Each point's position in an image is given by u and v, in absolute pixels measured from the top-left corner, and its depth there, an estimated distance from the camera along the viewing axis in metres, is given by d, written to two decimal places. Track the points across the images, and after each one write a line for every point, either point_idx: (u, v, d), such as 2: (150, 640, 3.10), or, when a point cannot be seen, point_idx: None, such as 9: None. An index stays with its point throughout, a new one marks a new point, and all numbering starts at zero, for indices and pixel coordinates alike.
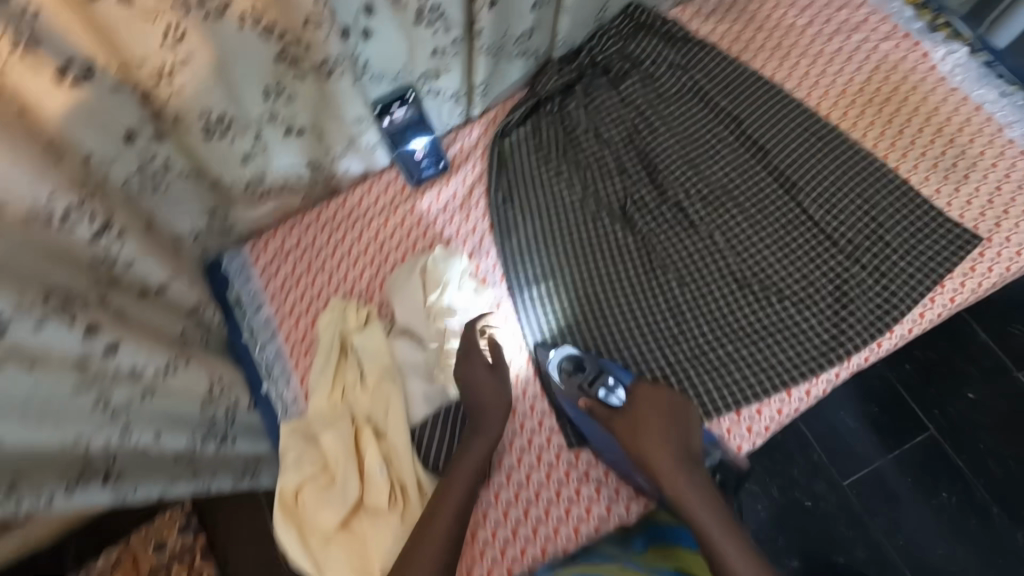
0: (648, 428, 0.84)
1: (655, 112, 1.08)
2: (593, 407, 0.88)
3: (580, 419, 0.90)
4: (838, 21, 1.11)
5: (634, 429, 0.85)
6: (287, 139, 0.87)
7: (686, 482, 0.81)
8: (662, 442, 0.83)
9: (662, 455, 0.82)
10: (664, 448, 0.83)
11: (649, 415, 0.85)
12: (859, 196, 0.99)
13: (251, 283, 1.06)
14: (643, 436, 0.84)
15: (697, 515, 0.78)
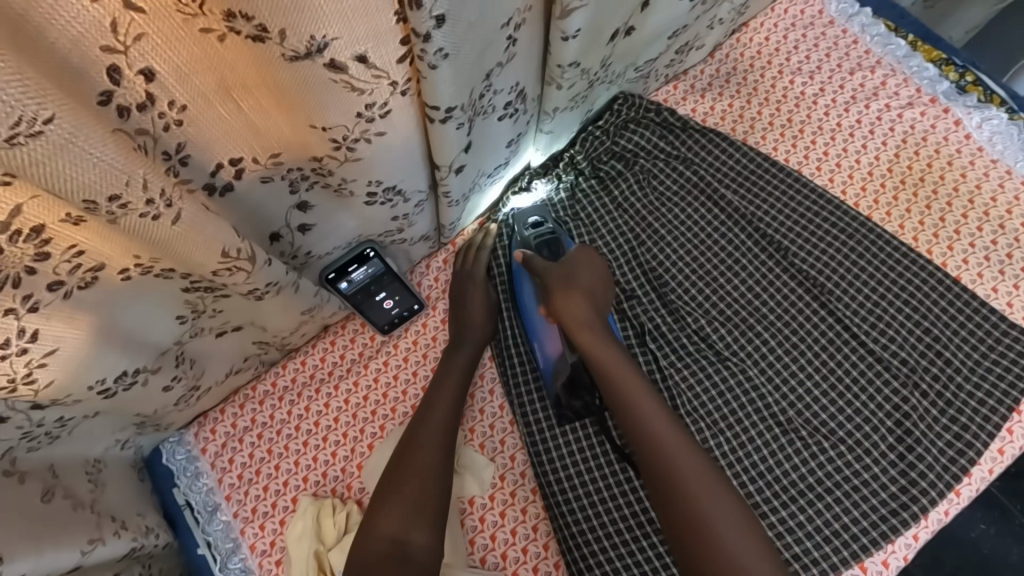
0: (568, 280, 0.82)
1: (657, 218, 0.92)
2: (529, 261, 0.85)
3: (523, 280, 0.89)
4: (852, 87, 0.97)
5: (557, 277, 0.82)
6: (219, 339, 0.68)
7: (598, 336, 0.78)
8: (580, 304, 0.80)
9: (583, 309, 0.79)
10: (583, 308, 0.79)
11: (568, 273, 0.82)
12: (908, 305, 0.85)
13: (199, 480, 0.87)
14: (568, 292, 0.80)
15: (611, 379, 0.75)
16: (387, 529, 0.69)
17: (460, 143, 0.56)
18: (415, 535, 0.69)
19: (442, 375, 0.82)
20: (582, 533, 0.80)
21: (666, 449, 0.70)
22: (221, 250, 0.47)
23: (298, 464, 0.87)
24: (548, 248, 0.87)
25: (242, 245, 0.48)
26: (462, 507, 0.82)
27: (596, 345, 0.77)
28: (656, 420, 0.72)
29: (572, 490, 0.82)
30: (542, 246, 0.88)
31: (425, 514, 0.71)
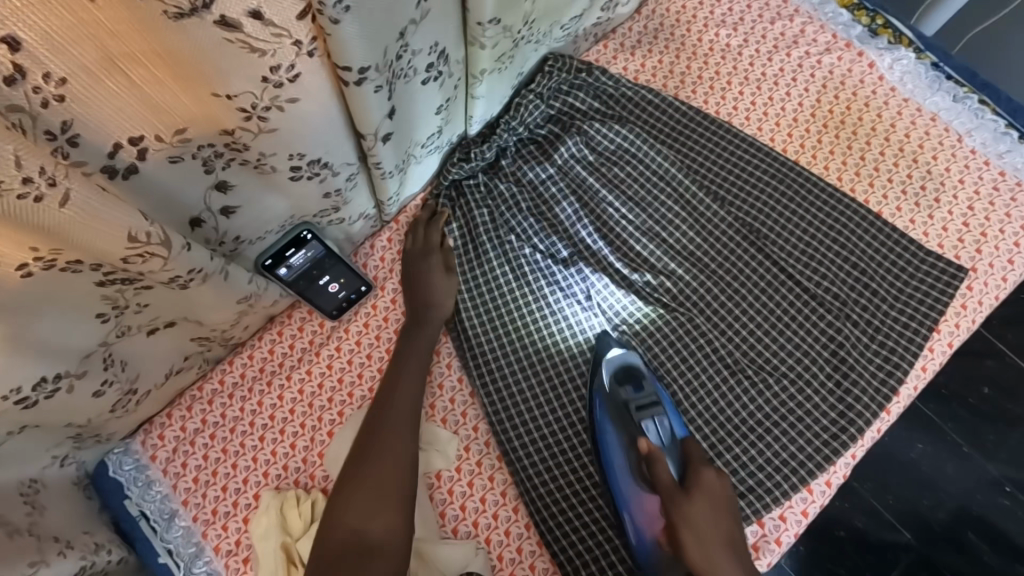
0: (709, 525, 0.73)
1: (600, 178, 0.93)
2: (654, 453, 0.77)
3: (606, 428, 0.82)
4: (773, 36, 0.99)
5: (690, 519, 0.73)
6: (151, 339, 0.65)
7: (715, 539, 0.72)
8: (708, 526, 0.73)
9: (704, 510, 0.74)
10: (709, 522, 0.73)
11: (698, 479, 0.76)
12: (837, 244, 0.89)
13: (153, 489, 0.84)
14: (696, 509, 0.73)
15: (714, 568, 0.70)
16: (349, 518, 0.69)
17: (382, 108, 0.54)
18: (378, 521, 0.69)
19: (405, 360, 0.82)
20: (550, 493, 0.82)
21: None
22: (129, 234, 0.45)
23: (256, 460, 0.84)
24: (637, 407, 0.82)
25: (152, 228, 0.46)
26: (430, 481, 0.82)
27: None
28: None
29: (538, 453, 0.83)
30: (647, 420, 0.82)
31: (387, 502, 0.70)
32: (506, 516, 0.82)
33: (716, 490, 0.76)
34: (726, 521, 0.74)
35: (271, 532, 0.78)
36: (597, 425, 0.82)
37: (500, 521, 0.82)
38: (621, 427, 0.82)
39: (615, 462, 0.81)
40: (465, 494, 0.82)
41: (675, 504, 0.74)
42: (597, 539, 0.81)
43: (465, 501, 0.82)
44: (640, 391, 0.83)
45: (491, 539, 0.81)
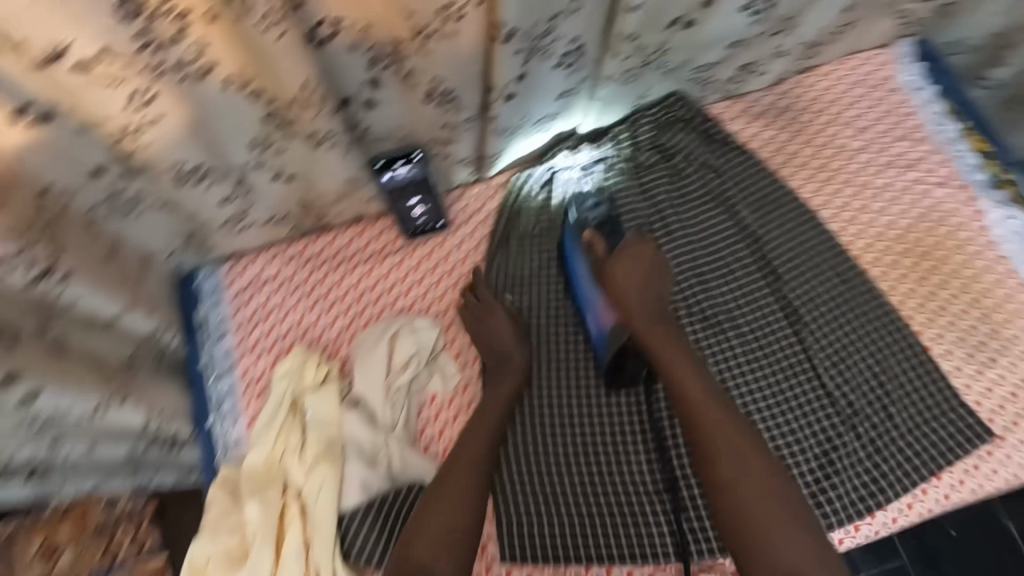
0: (637, 278, 0.86)
1: (675, 213, 1.00)
2: (594, 243, 0.94)
3: (575, 255, 0.96)
4: (894, 153, 1.02)
5: (621, 267, 0.87)
6: (273, 185, 0.81)
7: (654, 325, 0.83)
8: (643, 292, 0.85)
9: (637, 292, 0.85)
10: (655, 301, 0.85)
11: (634, 263, 0.87)
12: (873, 357, 0.91)
13: (219, 308, 1.00)
14: (627, 293, 0.85)
15: (686, 392, 0.77)
16: (433, 523, 0.74)
17: (515, 70, 0.68)
18: (460, 531, 0.74)
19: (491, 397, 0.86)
20: (515, 457, 0.88)
21: (721, 435, 0.74)
22: (302, 83, 0.62)
23: (302, 320, 0.99)
24: (610, 229, 0.98)
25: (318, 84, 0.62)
26: (424, 399, 0.93)
27: (704, 413, 0.76)
28: (714, 423, 0.75)
29: (524, 420, 0.90)
30: (602, 227, 0.98)
31: (467, 514, 0.75)
32: None
33: (641, 253, 0.88)
34: (654, 286, 0.86)
35: (288, 384, 0.90)
36: (567, 255, 0.98)
37: None
38: (582, 248, 0.95)
39: (579, 274, 0.95)
40: (448, 421, 0.91)
41: (619, 289, 0.85)
42: (542, 515, 0.86)
43: (443, 428, 0.91)
44: (597, 210, 1.00)
45: None
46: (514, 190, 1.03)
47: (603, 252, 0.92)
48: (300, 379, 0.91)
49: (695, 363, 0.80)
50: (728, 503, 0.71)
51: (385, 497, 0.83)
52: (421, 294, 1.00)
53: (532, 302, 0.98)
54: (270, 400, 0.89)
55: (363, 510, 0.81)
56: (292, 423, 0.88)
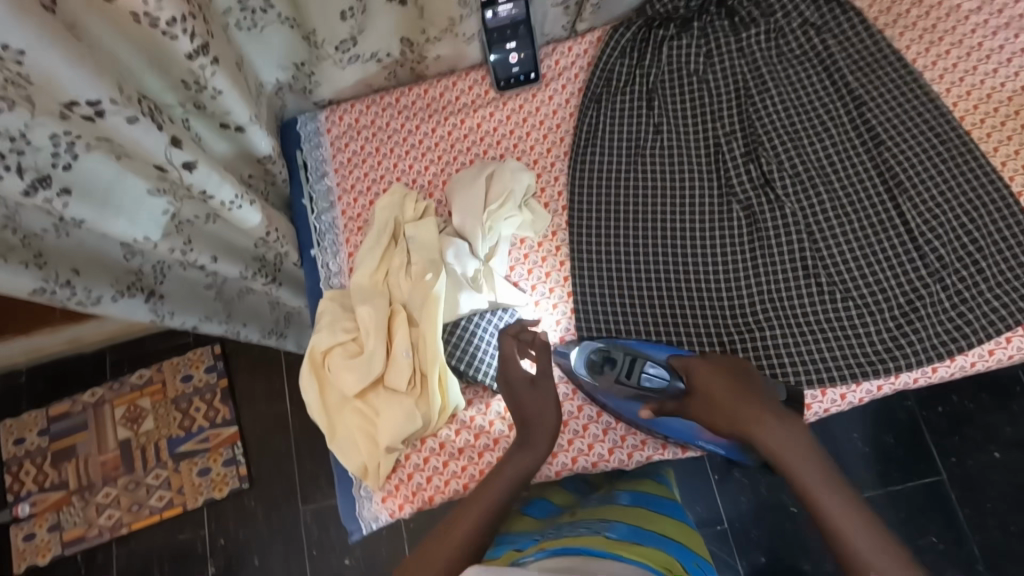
0: (730, 402, 0.83)
1: (772, 71, 0.99)
2: (661, 403, 0.87)
3: (615, 407, 0.88)
4: (1011, 14, 0.97)
5: (709, 401, 0.84)
6: (387, 9, 0.87)
7: (757, 429, 0.82)
8: (723, 399, 0.83)
9: (732, 428, 0.84)
10: (754, 409, 0.82)
11: (716, 391, 0.83)
12: (967, 214, 0.91)
13: (319, 150, 1.05)
14: (727, 409, 0.83)
15: (805, 479, 0.79)
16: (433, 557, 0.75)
17: None
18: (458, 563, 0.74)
19: (536, 425, 0.84)
20: (599, 289, 0.94)
21: (846, 533, 0.74)
22: None
23: (397, 165, 1.03)
24: (625, 369, 0.88)
25: None
26: (514, 240, 0.97)
27: (804, 473, 0.79)
28: (818, 485, 0.78)
29: (606, 256, 0.96)
30: (636, 381, 0.88)
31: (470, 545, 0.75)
32: (560, 295, 0.95)
33: (714, 372, 0.84)
34: (745, 390, 0.83)
35: (389, 213, 0.95)
36: (626, 413, 0.88)
37: (551, 293, 0.95)
38: (619, 408, 0.88)
39: (662, 420, 0.89)
40: (537, 262, 0.96)
41: (716, 402, 0.83)
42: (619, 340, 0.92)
43: (533, 267, 0.96)
44: (614, 362, 0.88)
45: (540, 304, 0.95)
46: (605, 41, 1.03)
47: (671, 403, 0.87)
48: (401, 213, 0.96)
49: (803, 449, 0.80)
50: (847, 558, 0.73)
51: (482, 313, 0.91)
52: (509, 141, 1.03)
53: (619, 152, 1.00)
54: (373, 227, 0.94)
55: (460, 326, 0.90)
56: (394, 251, 0.93)
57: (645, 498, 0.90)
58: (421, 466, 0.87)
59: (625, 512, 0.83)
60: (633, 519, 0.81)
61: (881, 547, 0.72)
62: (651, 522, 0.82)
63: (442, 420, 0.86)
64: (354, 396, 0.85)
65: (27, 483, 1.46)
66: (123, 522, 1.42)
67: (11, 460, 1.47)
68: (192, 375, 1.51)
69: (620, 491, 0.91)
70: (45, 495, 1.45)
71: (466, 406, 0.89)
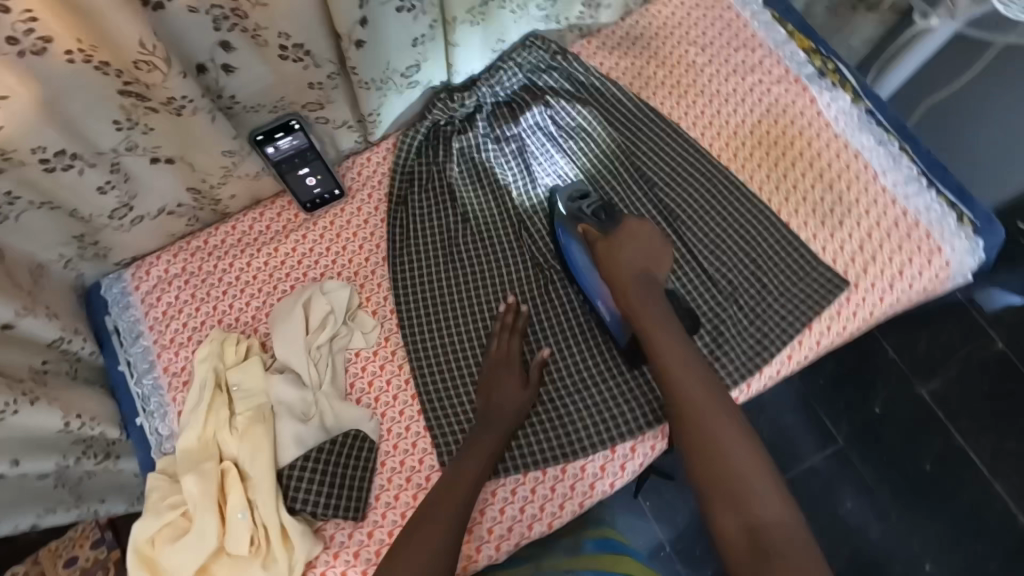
0: (634, 254, 0.97)
1: (554, 145, 1.09)
2: (588, 232, 0.99)
3: (569, 241, 0.99)
4: (735, 61, 1.14)
5: (624, 242, 0.97)
6: (155, 168, 0.84)
7: (653, 311, 0.91)
8: (633, 262, 0.96)
9: (634, 277, 0.94)
10: (645, 276, 0.95)
11: (631, 243, 0.97)
12: (742, 238, 1.02)
13: (130, 311, 1.00)
14: (622, 272, 0.94)
15: (687, 389, 0.84)
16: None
17: (353, 13, 0.79)
18: None
19: (513, 409, 0.90)
20: (442, 385, 0.96)
21: (719, 439, 0.81)
22: (139, 42, 0.63)
23: (216, 308, 1.00)
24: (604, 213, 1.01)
25: (157, 43, 0.64)
26: (348, 356, 0.97)
27: (675, 363, 0.86)
28: (690, 380, 0.85)
29: (442, 349, 0.98)
30: (595, 210, 1.01)
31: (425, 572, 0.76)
32: (404, 400, 0.95)
33: (640, 231, 0.98)
34: (653, 278, 0.95)
35: (210, 369, 0.90)
36: (563, 249, 1.00)
37: (395, 401, 0.94)
38: (573, 231, 1.00)
39: (580, 263, 0.99)
40: (376, 372, 0.96)
41: (612, 257, 0.96)
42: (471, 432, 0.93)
43: (373, 379, 0.95)
44: (585, 199, 1.03)
45: (386, 415, 0.94)
46: (398, 147, 1.08)
47: (599, 237, 0.98)
48: (225, 363, 0.92)
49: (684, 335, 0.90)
50: (717, 466, 0.80)
51: (325, 446, 0.88)
52: (329, 256, 1.03)
53: (434, 247, 1.04)
54: (193, 388, 0.89)
55: (301, 463, 0.86)
56: (219, 407, 0.88)
57: (610, 544, 0.93)
58: None
59: (593, 561, 0.88)
60: (604, 570, 0.85)
61: (748, 451, 0.81)
62: (617, 567, 0.86)
63: (298, 573, 0.81)
64: (194, 574, 0.78)
65: None
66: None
67: None
68: (76, 557, 1.27)
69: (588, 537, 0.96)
70: None
71: (328, 545, 0.85)
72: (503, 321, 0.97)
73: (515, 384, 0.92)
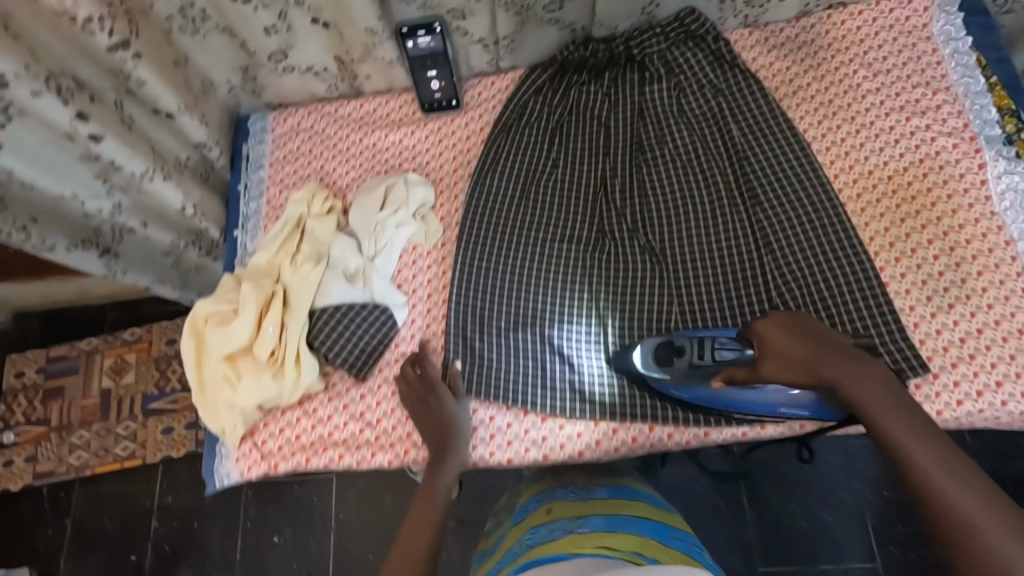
0: (800, 351, 0.80)
1: (667, 125, 1.06)
2: (728, 379, 0.85)
3: (689, 395, 0.88)
4: (907, 98, 1.00)
5: (778, 347, 0.82)
6: (312, 30, 1.02)
7: (827, 368, 0.78)
8: (796, 355, 0.80)
9: (820, 369, 0.78)
10: (806, 356, 0.80)
11: (788, 345, 0.81)
12: (826, 282, 0.93)
13: (261, 145, 1.18)
14: (798, 362, 0.80)
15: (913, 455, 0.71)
16: None
17: None
18: None
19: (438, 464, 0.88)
20: (472, 302, 1.00)
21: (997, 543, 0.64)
22: None
23: (323, 167, 1.14)
24: (682, 353, 0.89)
25: None
26: (406, 246, 1.06)
27: (914, 456, 0.71)
28: (927, 468, 0.70)
29: (484, 272, 1.02)
30: (697, 367, 0.87)
31: None
32: (436, 300, 1.03)
33: (783, 321, 0.83)
34: (821, 345, 0.81)
35: (297, 212, 1.06)
36: (692, 400, 0.89)
37: (428, 298, 1.03)
38: (692, 383, 0.87)
39: (728, 395, 0.87)
40: (422, 269, 1.04)
41: (787, 363, 0.81)
42: (479, 353, 0.98)
43: (418, 273, 1.04)
44: (670, 366, 0.88)
45: (416, 306, 1.02)
46: (523, 77, 1.12)
47: (743, 371, 0.84)
48: (308, 212, 1.07)
49: (846, 350, 0.80)
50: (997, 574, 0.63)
51: (355, 306, 0.98)
52: (427, 156, 1.12)
53: (515, 181, 1.07)
54: (279, 221, 1.05)
55: (331, 311, 0.97)
56: (291, 242, 1.04)
57: (628, 491, 0.96)
58: (275, 433, 0.96)
59: (608, 504, 0.91)
60: (614, 510, 0.89)
61: None
62: (630, 510, 0.90)
63: (296, 396, 0.95)
64: (224, 358, 0.95)
65: (18, 414, 1.58)
66: (89, 464, 1.52)
67: (8, 391, 1.60)
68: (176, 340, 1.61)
69: (588, 513, 0.88)
70: (31, 427, 1.57)
71: (327, 387, 0.98)
72: (429, 374, 0.93)
73: (444, 407, 0.91)
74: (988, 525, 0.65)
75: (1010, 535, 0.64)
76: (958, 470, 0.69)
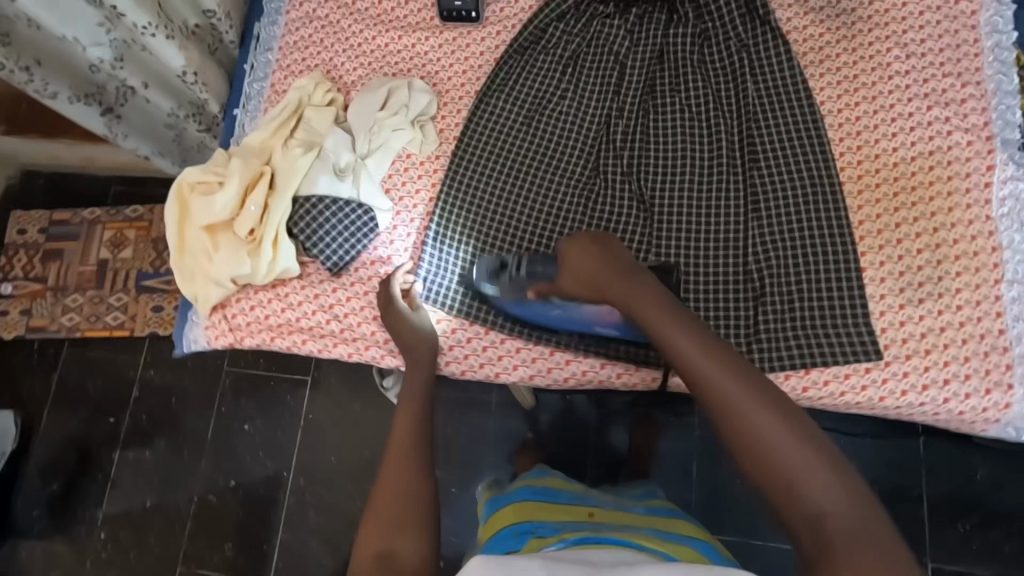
0: (585, 267, 0.87)
1: (686, 74, 1.03)
2: (539, 286, 0.92)
3: (521, 305, 0.94)
4: (934, 86, 0.96)
5: (566, 264, 0.89)
6: None
7: (626, 291, 0.83)
8: (595, 271, 0.86)
9: (613, 284, 0.84)
10: (609, 270, 0.86)
11: (589, 255, 0.87)
12: (805, 256, 0.93)
13: (273, 27, 1.15)
14: (592, 277, 0.86)
15: (723, 393, 0.71)
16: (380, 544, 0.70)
17: None
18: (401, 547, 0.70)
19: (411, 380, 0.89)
20: (454, 217, 1.01)
21: (801, 474, 0.65)
22: None
23: (331, 59, 1.12)
24: (539, 273, 0.93)
25: None
26: (400, 153, 1.05)
27: (719, 384, 0.72)
28: (734, 397, 0.71)
29: (472, 191, 1.02)
30: (549, 281, 0.92)
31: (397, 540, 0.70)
32: (422, 210, 1.03)
33: (588, 245, 0.88)
34: (620, 259, 0.86)
35: (296, 99, 1.05)
36: (525, 313, 0.94)
37: (413, 207, 1.03)
38: (507, 291, 0.94)
39: (552, 315, 0.93)
40: (413, 177, 1.04)
41: (572, 280, 0.88)
42: (451, 267, 0.99)
43: (408, 181, 1.04)
44: (518, 274, 0.94)
45: (401, 213, 1.02)
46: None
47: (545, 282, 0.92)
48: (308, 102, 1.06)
49: (635, 274, 0.85)
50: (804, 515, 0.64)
51: (339, 200, 0.99)
52: (438, 66, 1.10)
53: (521, 106, 1.05)
54: (279, 105, 1.04)
55: (314, 201, 0.98)
56: (287, 128, 1.04)
57: (658, 509, 0.90)
58: (245, 310, 0.98)
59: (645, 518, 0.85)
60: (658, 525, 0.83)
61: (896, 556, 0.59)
62: (672, 524, 0.84)
63: (269, 278, 0.96)
64: (204, 226, 0.97)
65: (16, 268, 1.58)
66: (79, 326, 1.53)
67: (10, 245, 1.60)
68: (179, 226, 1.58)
69: (633, 524, 0.83)
70: (27, 283, 1.57)
71: (301, 275, 0.99)
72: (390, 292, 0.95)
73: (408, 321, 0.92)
74: (807, 471, 0.65)
75: (858, 510, 0.63)
76: (798, 428, 0.68)
